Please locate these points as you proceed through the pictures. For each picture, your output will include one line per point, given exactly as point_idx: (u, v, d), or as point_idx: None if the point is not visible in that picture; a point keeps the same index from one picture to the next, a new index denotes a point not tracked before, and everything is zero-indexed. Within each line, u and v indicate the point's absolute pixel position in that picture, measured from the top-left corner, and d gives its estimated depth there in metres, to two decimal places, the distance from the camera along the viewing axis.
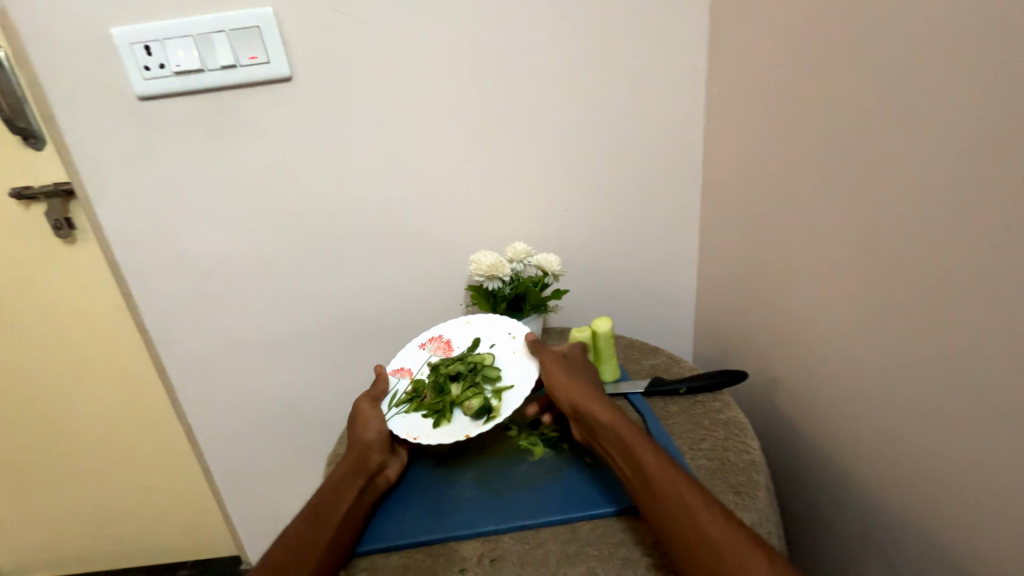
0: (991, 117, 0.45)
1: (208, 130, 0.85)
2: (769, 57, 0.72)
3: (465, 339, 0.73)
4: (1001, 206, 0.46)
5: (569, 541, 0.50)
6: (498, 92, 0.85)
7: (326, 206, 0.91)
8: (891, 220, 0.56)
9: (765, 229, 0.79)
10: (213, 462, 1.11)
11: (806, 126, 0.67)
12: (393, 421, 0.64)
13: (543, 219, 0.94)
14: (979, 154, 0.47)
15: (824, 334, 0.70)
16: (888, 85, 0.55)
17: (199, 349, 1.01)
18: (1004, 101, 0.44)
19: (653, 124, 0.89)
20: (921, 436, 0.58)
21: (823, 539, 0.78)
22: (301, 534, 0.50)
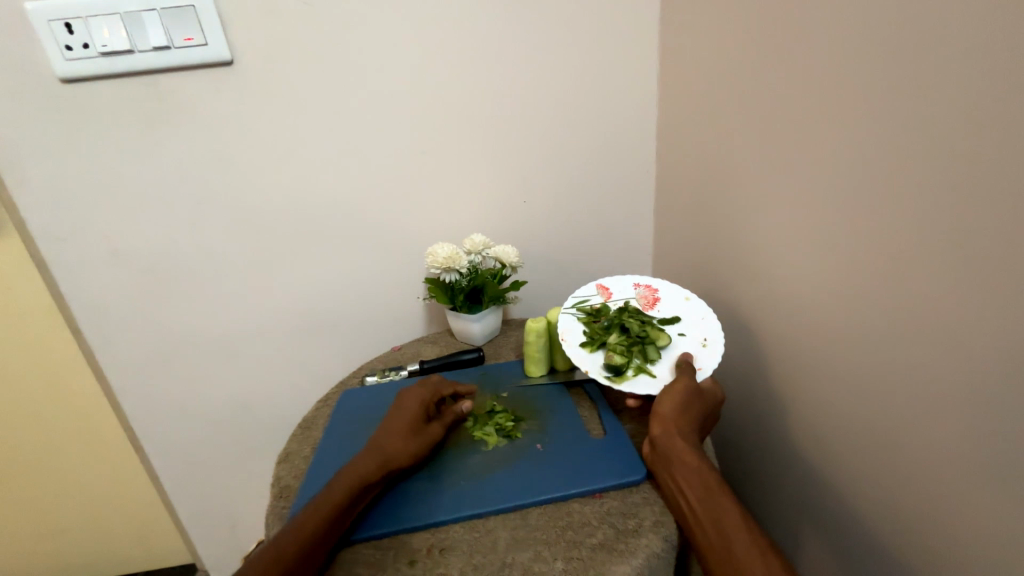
0: (901, 110, 0.48)
1: (142, 116, 0.80)
2: (713, 52, 0.74)
3: (671, 310, 0.72)
4: (909, 195, 0.48)
5: (518, 528, 0.51)
6: (453, 82, 0.84)
7: (278, 198, 0.87)
8: (819, 211, 0.59)
9: (711, 221, 0.81)
10: (161, 466, 1.07)
11: (746, 120, 0.69)
12: (564, 316, 0.72)
13: (500, 211, 0.94)
14: (892, 145, 0.49)
15: (763, 321, 0.73)
16: (816, 79, 0.57)
17: (140, 349, 0.96)
18: (912, 95, 0.47)
19: (606, 117, 0.90)
20: (845, 415, 0.61)
21: (764, 514, 0.83)
22: (293, 540, 0.48)
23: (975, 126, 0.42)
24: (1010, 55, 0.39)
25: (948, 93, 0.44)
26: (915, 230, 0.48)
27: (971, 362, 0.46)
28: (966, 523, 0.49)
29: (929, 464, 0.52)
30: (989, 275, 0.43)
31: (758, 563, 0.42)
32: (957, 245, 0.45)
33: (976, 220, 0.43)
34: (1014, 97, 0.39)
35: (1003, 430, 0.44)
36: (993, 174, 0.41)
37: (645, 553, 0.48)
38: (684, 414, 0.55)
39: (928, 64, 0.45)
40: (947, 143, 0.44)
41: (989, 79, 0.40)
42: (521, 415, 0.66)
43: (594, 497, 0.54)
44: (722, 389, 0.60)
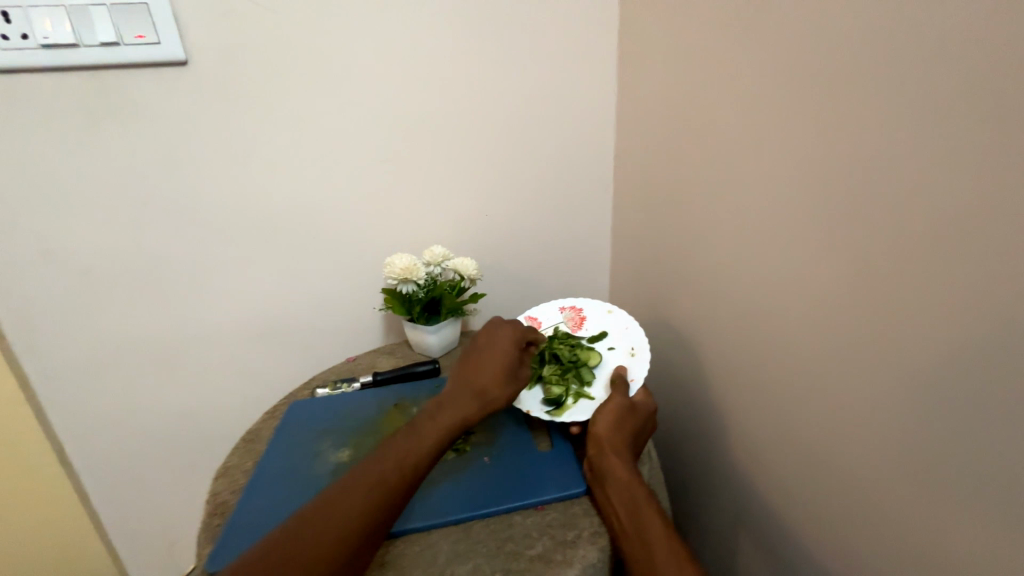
0: (821, 145, 0.53)
1: (85, 113, 0.76)
2: (661, 82, 0.79)
3: (598, 326, 0.75)
4: (830, 221, 0.53)
5: (460, 540, 0.52)
6: (418, 95, 0.85)
7: (233, 202, 0.85)
8: (754, 236, 0.64)
9: (663, 239, 0.85)
10: (94, 482, 1.00)
11: (690, 148, 0.74)
12: None
13: (461, 223, 0.95)
14: (815, 176, 0.54)
15: (706, 336, 0.77)
16: (750, 113, 0.61)
17: (74, 356, 0.90)
18: (830, 132, 0.51)
19: (565, 137, 0.94)
20: (780, 424, 0.65)
21: (709, 522, 0.86)
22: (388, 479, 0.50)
23: (880, 162, 0.47)
24: (907, 100, 0.44)
25: (859, 131, 0.48)
26: (836, 253, 0.53)
27: (883, 375, 0.50)
28: (882, 523, 0.53)
29: (851, 469, 0.56)
30: (895, 295, 0.47)
31: (677, 574, 0.45)
32: (869, 268, 0.50)
33: (884, 247, 0.48)
34: (911, 138, 0.44)
35: (912, 436, 0.49)
36: (897, 206, 0.46)
37: (582, 563, 0.49)
38: (617, 431, 0.57)
39: (842, 104, 0.49)
40: (859, 175, 0.49)
41: (891, 121, 0.45)
42: (471, 428, 0.67)
43: (537, 509, 0.55)
44: (654, 399, 0.64)
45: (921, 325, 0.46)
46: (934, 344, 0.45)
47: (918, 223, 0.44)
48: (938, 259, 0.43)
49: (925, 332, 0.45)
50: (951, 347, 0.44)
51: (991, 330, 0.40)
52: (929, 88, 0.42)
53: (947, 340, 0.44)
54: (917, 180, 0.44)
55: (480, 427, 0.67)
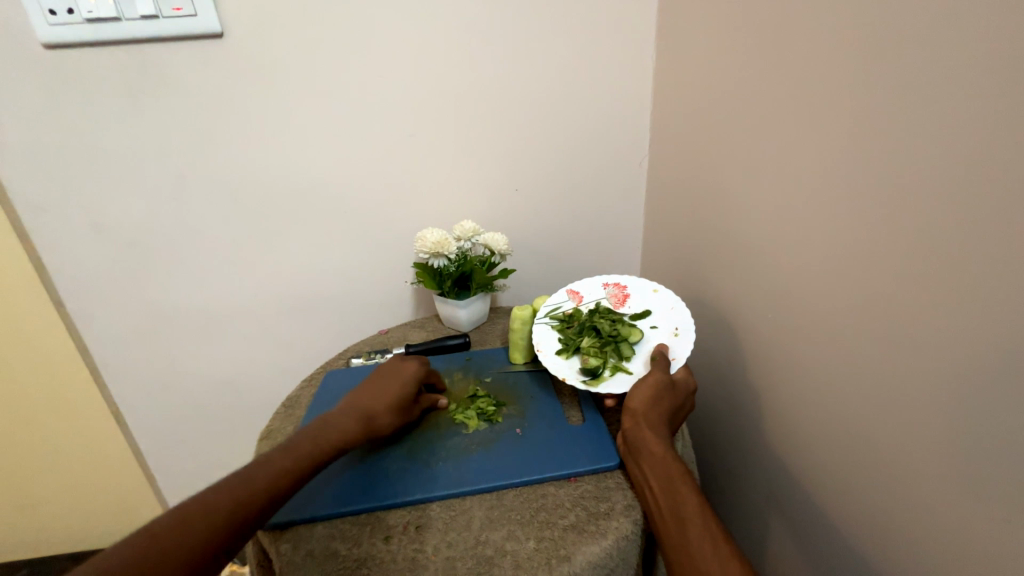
0: (885, 111, 0.48)
1: (128, 88, 0.78)
2: (705, 47, 0.74)
3: (641, 304, 0.74)
4: (889, 197, 0.48)
5: (493, 508, 0.53)
6: (450, 66, 0.83)
7: (268, 177, 0.87)
8: (800, 210, 0.60)
9: (699, 215, 0.82)
10: (148, 440, 1.08)
11: (734, 117, 0.69)
12: (537, 328, 0.73)
13: (491, 199, 0.94)
14: (874, 146, 0.49)
15: (742, 316, 0.74)
16: (805, 77, 0.56)
17: (126, 323, 0.95)
18: (896, 97, 0.46)
19: (599, 108, 0.90)
20: (819, 411, 0.62)
21: (737, 506, 0.85)
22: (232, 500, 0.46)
23: (954, 130, 0.42)
24: (993, 59, 0.39)
25: (932, 96, 0.43)
26: (893, 233, 0.48)
27: (938, 365, 0.46)
28: (925, 519, 0.51)
29: (894, 461, 0.53)
30: (960, 280, 0.43)
31: (712, 554, 0.44)
32: (931, 249, 0.45)
33: (951, 225, 0.43)
34: (995, 103, 0.39)
35: (965, 432, 0.45)
36: (971, 180, 0.41)
37: (615, 534, 0.49)
38: (653, 406, 0.56)
39: (914, 65, 0.44)
40: (927, 146, 0.44)
41: (971, 83, 0.40)
42: (503, 400, 0.67)
43: (570, 481, 0.55)
44: (694, 378, 0.62)
45: (987, 313, 0.42)
46: (1002, 334, 0.41)
47: (994, 200, 0.40)
48: (1014, 241, 0.39)
49: (991, 320, 0.41)
50: (1021, 337, 0.40)
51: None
52: (1022, 44, 0.37)
53: (1018, 330, 0.40)
54: (998, 152, 0.39)
55: (513, 400, 0.67)
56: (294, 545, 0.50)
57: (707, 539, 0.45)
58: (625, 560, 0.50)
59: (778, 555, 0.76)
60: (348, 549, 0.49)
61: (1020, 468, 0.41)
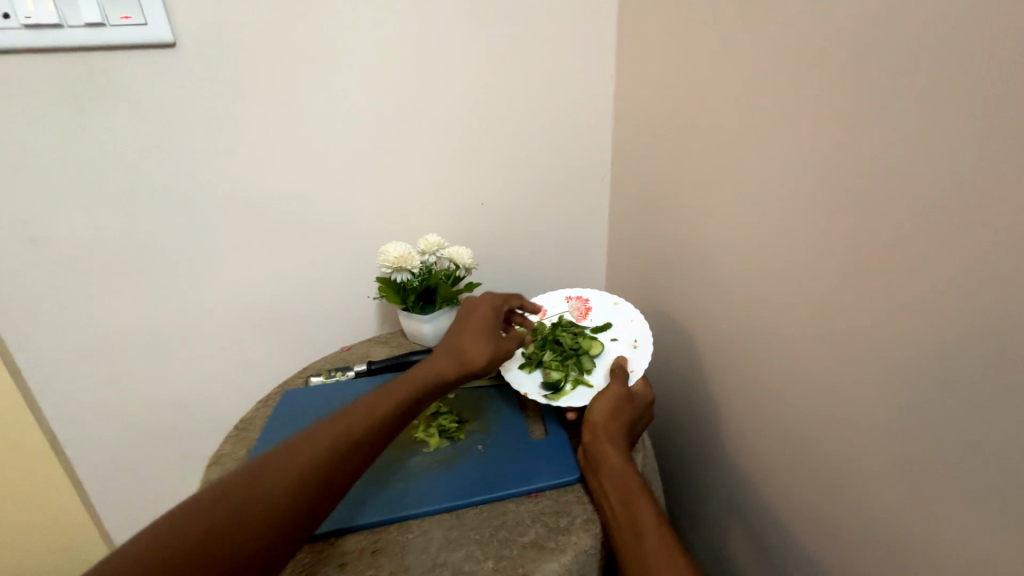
0: (836, 135, 0.51)
1: (71, 94, 0.74)
2: (661, 70, 0.78)
3: (603, 317, 0.76)
4: (842, 213, 0.52)
5: (452, 528, 0.52)
6: (415, 81, 0.84)
7: (223, 188, 0.84)
8: (756, 224, 0.63)
9: (658, 229, 0.85)
10: (84, 470, 1.00)
11: (689, 137, 0.73)
12: None
13: (456, 212, 0.94)
14: (827, 167, 0.53)
15: (701, 326, 0.77)
16: (757, 101, 0.60)
17: (64, 344, 0.89)
18: (846, 122, 0.50)
19: (562, 125, 0.93)
20: (776, 416, 0.65)
21: (700, 512, 0.87)
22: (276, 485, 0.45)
23: (899, 154, 0.45)
24: (929, 91, 0.42)
25: (878, 122, 0.47)
26: (848, 247, 0.52)
27: (891, 371, 0.49)
28: (882, 519, 0.53)
29: (851, 464, 0.56)
30: (907, 291, 0.47)
31: (665, 565, 0.45)
32: (881, 263, 0.48)
33: (899, 241, 0.46)
34: (933, 128, 0.42)
35: (917, 434, 0.48)
36: (918, 198, 0.44)
37: (574, 549, 0.49)
38: (613, 419, 0.57)
39: (859, 94, 0.48)
40: (876, 168, 0.48)
41: (913, 112, 0.44)
42: (465, 416, 0.67)
43: (530, 497, 0.55)
44: (652, 390, 0.63)
45: (933, 323, 0.45)
46: (947, 339, 0.44)
47: (938, 218, 0.43)
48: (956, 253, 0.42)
49: (936, 329, 0.45)
50: (965, 346, 0.43)
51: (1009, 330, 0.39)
52: (956, 78, 0.40)
53: (962, 338, 0.43)
54: (938, 174, 0.43)
55: (475, 417, 0.67)
56: None
57: (661, 552, 0.46)
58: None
59: (742, 560, 0.78)
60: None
61: (969, 464, 0.44)
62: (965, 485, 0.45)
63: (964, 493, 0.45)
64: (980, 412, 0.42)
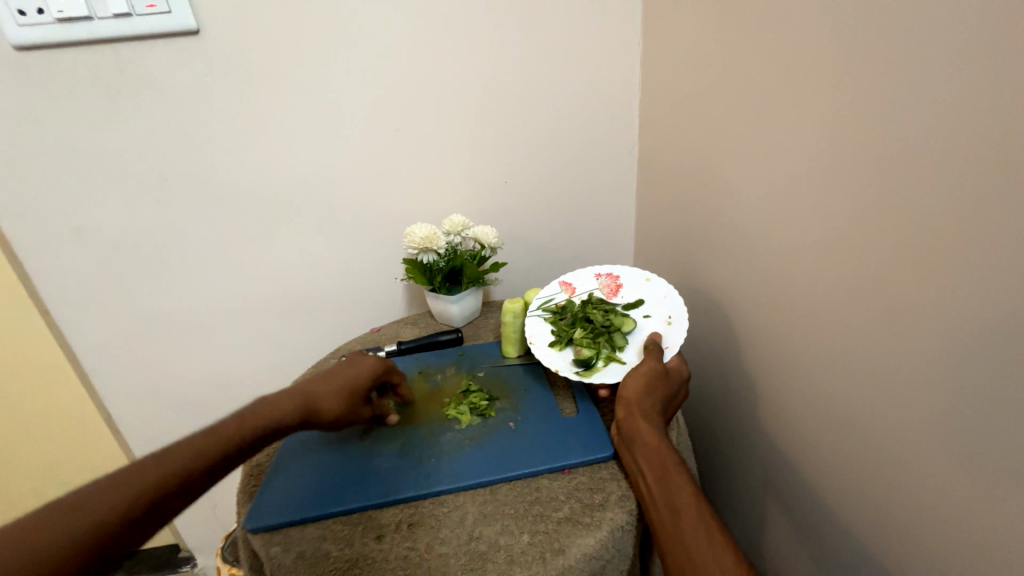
0: (880, 87, 0.46)
1: (104, 89, 0.76)
2: (691, 30, 0.73)
3: (634, 293, 0.73)
4: (885, 176, 0.47)
5: (486, 503, 0.52)
6: (435, 57, 0.81)
7: (253, 175, 0.85)
8: (791, 192, 0.59)
9: (689, 202, 0.81)
10: (142, 446, 1.07)
11: (722, 101, 0.68)
12: (531, 320, 0.73)
13: (481, 191, 0.93)
14: (870, 125, 0.48)
15: (735, 302, 0.73)
16: (794, 57, 0.55)
17: (115, 329, 0.94)
18: (892, 73, 0.45)
19: (587, 97, 0.89)
20: (815, 395, 0.62)
21: (734, 493, 0.85)
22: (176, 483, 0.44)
23: (954, 106, 0.40)
24: (993, 29, 0.37)
25: (930, 71, 0.42)
26: (891, 213, 0.47)
27: (939, 349, 0.45)
28: (929, 506, 0.50)
29: (895, 448, 0.52)
30: (961, 261, 0.42)
31: (704, 544, 0.44)
32: (930, 230, 0.44)
33: (952, 205, 0.41)
34: (991, 74, 0.37)
35: (968, 418, 0.44)
36: (974, 155, 0.39)
37: (610, 525, 0.49)
38: (648, 395, 0.56)
39: (910, 39, 0.43)
40: (925, 123, 0.42)
41: (971, 56, 0.38)
42: (496, 394, 0.67)
43: (564, 473, 0.55)
44: (688, 366, 0.61)
45: (989, 295, 0.40)
46: (1000, 312, 0.40)
47: (996, 179, 0.38)
48: (1012, 216, 0.37)
49: (992, 302, 0.40)
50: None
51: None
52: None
53: (1020, 313, 0.38)
54: (998, 127, 0.37)
55: (506, 395, 0.67)
56: (285, 547, 0.50)
57: (701, 530, 0.44)
58: (620, 551, 0.50)
59: (777, 543, 0.75)
60: (340, 549, 0.49)
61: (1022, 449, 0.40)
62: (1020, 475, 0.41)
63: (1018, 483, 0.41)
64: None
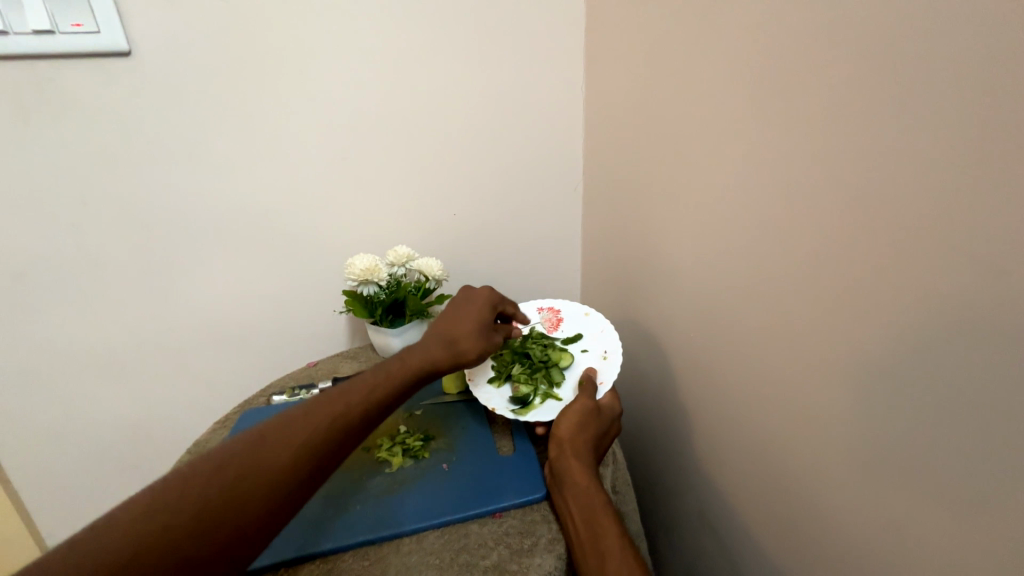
0: (786, 147, 0.51)
1: (16, 103, 0.71)
2: (626, 83, 0.78)
3: (573, 328, 0.75)
4: (797, 226, 0.51)
5: (411, 553, 0.50)
6: (386, 93, 0.83)
7: (186, 202, 0.81)
8: (715, 236, 0.63)
9: (628, 240, 0.85)
10: (32, 498, 0.94)
11: (654, 149, 0.73)
12: None
13: (428, 223, 0.93)
14: (779, 179, 0.52)
15: (671, 336, 0.76)
16: (713, 115, 0.60)
17: (10, 366, 0.84)
18: (795, 133, 0.49)
19: (533, 138, 0.93)
20: (743, 428, 0.64)
21: (674, 526, 0.86)
22: (255, 491, 0.42)
23: (844, 168, 0.45)
24: (870, 103, 0.42)
25: (822, 136, 0.47)
26: (803, 259, 0.51)
27: (849, 386, 0.49)
28: (846, 536, 0.52)
29: (820, 483, 0.54)
30: (858, 306, 0.46)
31: None
32: (832, 277, 0.48)
33: (848, 256, 0.46)
34: (868, 145, 0.42)
35: (879, 456, 0.47)
36: (864, 213, 0.44)
37: (538, 571, 0.47)
38: (580, 433, 0.56)
39: (805, 109, 0.48)
40: (824, 180, 0.47)
41: (854, 126, 0.44)
42: (431, 433, 0.65)
43: (495, 517, 0.53)
44: (621, 402, 0.63)
45: (888, 340, 0.44)
46: (892, 356, 0.44)
47: (885, 234, 0.42)
48: (894, 269, 0.42)
49: (889, 346, 0.44)
50: (916, 366, 0.42)
51: (961, 354, 0.38)
52: (894, 90, 0.40)
53: (917, 358, 0.42)
54: (883, 188, 0.42)
55: (442, 435, 0.65)
56: None
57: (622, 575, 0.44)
58: None
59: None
60: None
61: (919, 481, 0.43)
62: (927, 511, 0.43)
63: (928, 520, 0.43)
64: (939, 437, 0.41)
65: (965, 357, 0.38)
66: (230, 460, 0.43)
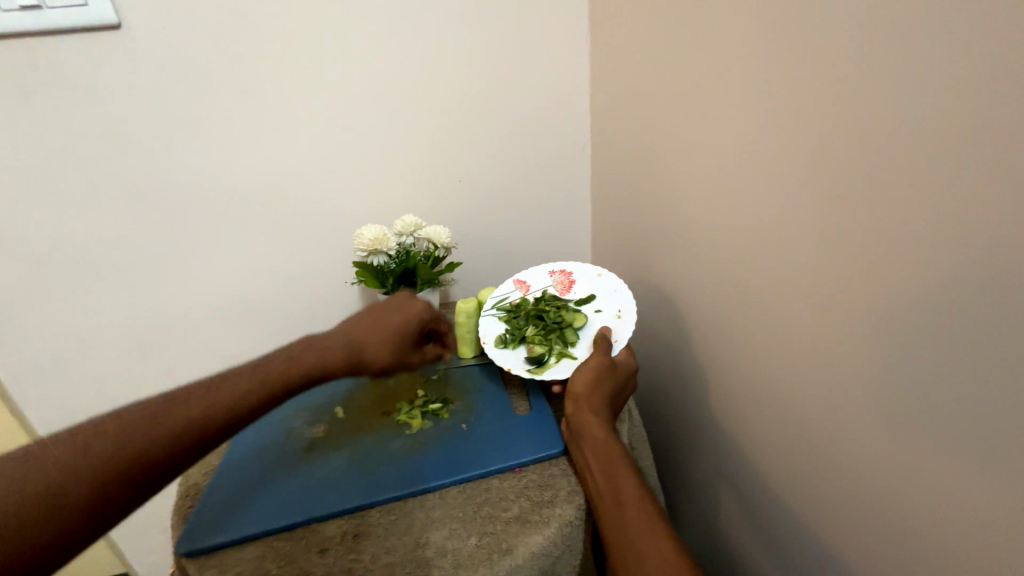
0: (807, 85, 0.48)
1: (12, 83, 0.70)
2: (634, 30, 0.74)
3: (587, 289, 0.74)
4: (817, 169, 0.49)
5: (435, 507, 0.51)
6: (384, 56, 0.80)
7: (191, 178, 0.81)
8: (731, 187, 0.61)
9: (640, 198, 0.82)
10: None
11: (665, 99, 0.69)
12: (486, 320, 0.72)
13: (434, 191, 0.92)
14: (799, 122, 0.49)
15: (685, 294, 0.75)
16: (728, 57, 0.57)
17: (40, 347, 0.87)
18: (818, 69, 0.46)
19: (538, 95, 0.89)
20: (760, 382, 0.64)
21: (690, 481, 0.87)
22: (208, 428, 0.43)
23: (871, 105, 0.42)
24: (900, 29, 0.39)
25: (847, 70, 0.43)
26: (825, 204, 0.49)
27: (868, 334, 0.47)
28: (864, 483, 0.52)
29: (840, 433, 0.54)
30: (882, 250, 0.44)
31: (647, 533, 0.45)
32: (857, 221, 0.46)
33: (872, 198, 0.44)
34: (896, 75, 0.40)
35: (905, 403, 0.46)
36: (890, 151, 0.41)
37: (559, 521, 0.49)
38: (596, 388, 0.56)
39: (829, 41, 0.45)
40: (847, 119, 0.44)
41: (883, 56, 0.40)
42: (449, 397, 0.66)
43: (514, 472, 0.54)
44: (636, 359, 0.62)
45: (919, 283, 0.42)
46: (916, 301, 0.42)
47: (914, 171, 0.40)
48: (922, 207, 0.40)
49: (917, 289, 0.42)
50: (947, 308, 0.40)
51: (1000, 293, 0.36)
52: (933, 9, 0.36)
53: (950, 299, 0.40)
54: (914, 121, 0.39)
55: (460, 398, 0.66)
56: (219, 569, 0.47)
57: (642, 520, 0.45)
58: (571, 546, 0.50)
59: (731, 526, 0.78)
60: (281, 567, 0.47)
61: (942, 426, 0.43)
62: (952, 457, 0.42)
63: (954, 466, 0.43)
64: (968, 382, 0.40)
65: (1003, 296, 0.36)
66: (157, 416, 0.41)
